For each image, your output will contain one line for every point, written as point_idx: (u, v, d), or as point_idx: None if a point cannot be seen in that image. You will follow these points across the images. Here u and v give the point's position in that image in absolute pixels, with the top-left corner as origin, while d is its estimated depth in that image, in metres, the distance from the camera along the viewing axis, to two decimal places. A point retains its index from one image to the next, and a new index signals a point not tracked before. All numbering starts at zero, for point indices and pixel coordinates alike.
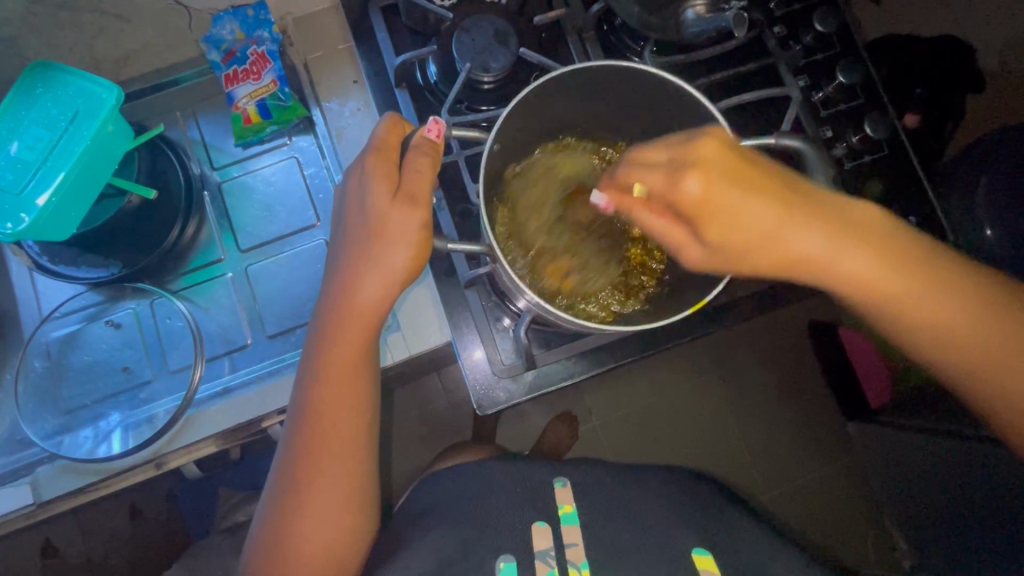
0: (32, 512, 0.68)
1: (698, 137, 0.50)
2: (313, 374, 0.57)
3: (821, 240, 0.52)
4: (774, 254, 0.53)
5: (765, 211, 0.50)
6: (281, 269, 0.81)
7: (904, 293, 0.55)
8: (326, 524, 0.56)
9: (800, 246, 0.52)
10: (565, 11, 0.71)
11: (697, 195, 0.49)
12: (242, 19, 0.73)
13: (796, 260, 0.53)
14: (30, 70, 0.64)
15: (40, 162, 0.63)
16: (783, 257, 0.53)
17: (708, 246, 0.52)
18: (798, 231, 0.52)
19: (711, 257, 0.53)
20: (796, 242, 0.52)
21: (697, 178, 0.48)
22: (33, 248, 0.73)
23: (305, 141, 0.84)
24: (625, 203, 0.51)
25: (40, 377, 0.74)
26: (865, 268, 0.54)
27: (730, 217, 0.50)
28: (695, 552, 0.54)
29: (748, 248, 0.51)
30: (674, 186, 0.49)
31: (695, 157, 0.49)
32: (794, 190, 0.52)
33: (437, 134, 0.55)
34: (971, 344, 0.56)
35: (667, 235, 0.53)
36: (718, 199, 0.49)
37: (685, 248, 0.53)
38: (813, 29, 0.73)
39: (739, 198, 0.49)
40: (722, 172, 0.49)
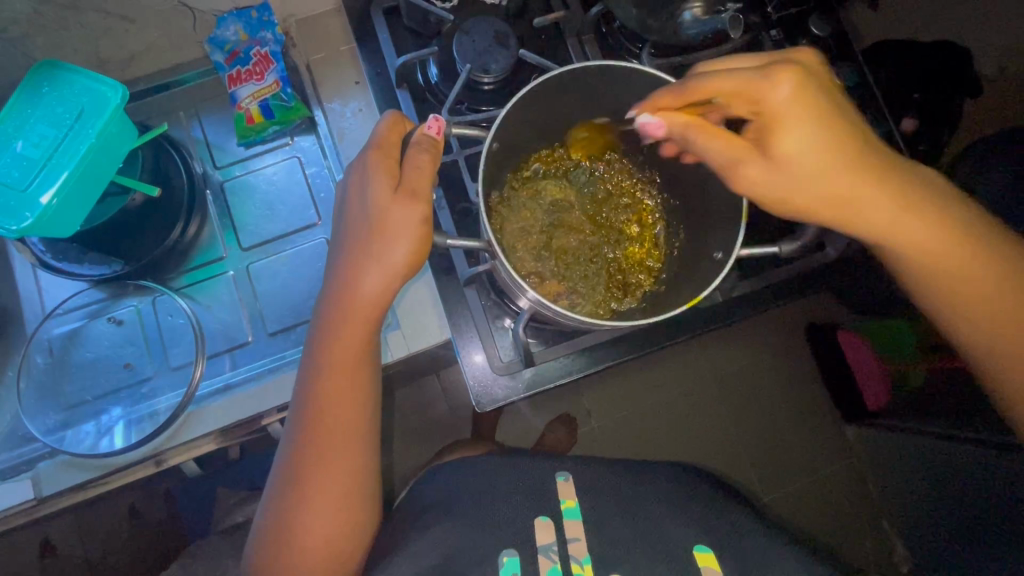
0: (33, 507, 0.68)
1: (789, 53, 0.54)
2: (315, 369, 0.58)
3: (891, 191, 0.54)
4: (846, 181, 0.52)
5: (827, 135, 0.50)
6: (282, 268, 0.81)
7: (947, 253, 0.56)
8: (326, 519, 0.57)
9: (852, 178, 0.52)
10: (564, 13, 0.72)
11: (783, 99, 0.49)
12: (246, 21, 0.74)
13: (847, 193, 0.53)
14: (36, 69, 0.65)
15: (44, 159, 0.64)
16: (834, 189, 0.52)
17: (772, 160, 0.51)
18: (869, 179, 0.53)
19: (771, 174, 0.52)
20: (852, 171, 0.52)
21: (788, 82, 0.49)
22: (37, 244, 0.74)
23: (307, 142, 0.85)
24: (682, 125, 0.52)
25: (42, 373, 0.74)
26: (916, 230, 0.55)
27: (815, 133, 0.50)
28: (695, 549, 0.55)
29: (807, 165, 0.51)
30: (757, 85, 0.49)
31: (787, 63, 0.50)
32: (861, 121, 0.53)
33: (437, 131, 0.56)
34: (980, 303, 0.57)
35: (720, 155, 0.52)
36: (802, 110, 0.49)
37: (744, 165, 0.52)
38: (808, 33, 0.74)
39: (812, 112, 0.50)
40: (823, 86, 0.51)
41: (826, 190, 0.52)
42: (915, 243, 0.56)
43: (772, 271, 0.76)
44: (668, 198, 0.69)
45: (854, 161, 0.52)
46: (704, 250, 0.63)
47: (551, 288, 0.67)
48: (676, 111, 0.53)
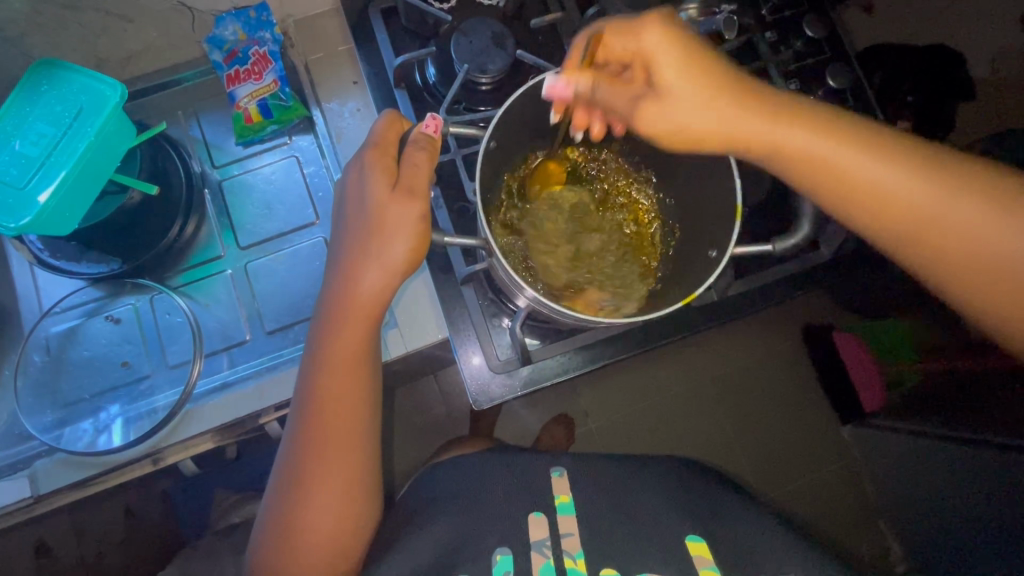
0: (30, 505, 0.68)
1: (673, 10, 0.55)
2: (315, 366, 0.58)
3: (809, 132, 0.52)
4: (733, 127, 0.53)
5: (709, 79, 0.52)
6: (279, 266, 0.82)
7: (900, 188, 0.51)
8: (327, 516, 0.57)
9: (747, 116, 0.52)
10: (561, 14, 0.73)
11: (654, 45, 0.52)
12: (244, 21, 0.75)
13: (748, 136, 0.53)
14: (35, 69, 0.65)
15: (43, 157, 0.64)
16: (757, 135, 0.53)
17: (663, 105, 0.53)
18: (779, 120, 0.52)
19: (659, 113, 0.54)
20: (740, 107, 0.52)
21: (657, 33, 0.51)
22: (35, 243, 0.75)
23: (305, 141, 0.85)
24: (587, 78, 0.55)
25: (39, 371, 0.74)
26: (852, 167, 0.52)
27: (690, 76, 0.52)
28: (688, 537, 0.56)
29: (685, 101, 0.52)
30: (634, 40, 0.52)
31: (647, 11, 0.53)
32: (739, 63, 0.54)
33: (434, 129, 0.57)
34: (944, 232, 0.51)
35: (619, 95, 0.56)
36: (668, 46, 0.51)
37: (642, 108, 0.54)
38: (802, 35, 0.76)
39: (682, 55, 0.51)
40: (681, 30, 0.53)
41: (719, 130, 0.53)
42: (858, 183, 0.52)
43: (768, 270, 0.76)
44: (664, 196, 0.70)
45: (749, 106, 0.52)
46: (700, 249, 0.64)
47: (550, 286, 0.68)
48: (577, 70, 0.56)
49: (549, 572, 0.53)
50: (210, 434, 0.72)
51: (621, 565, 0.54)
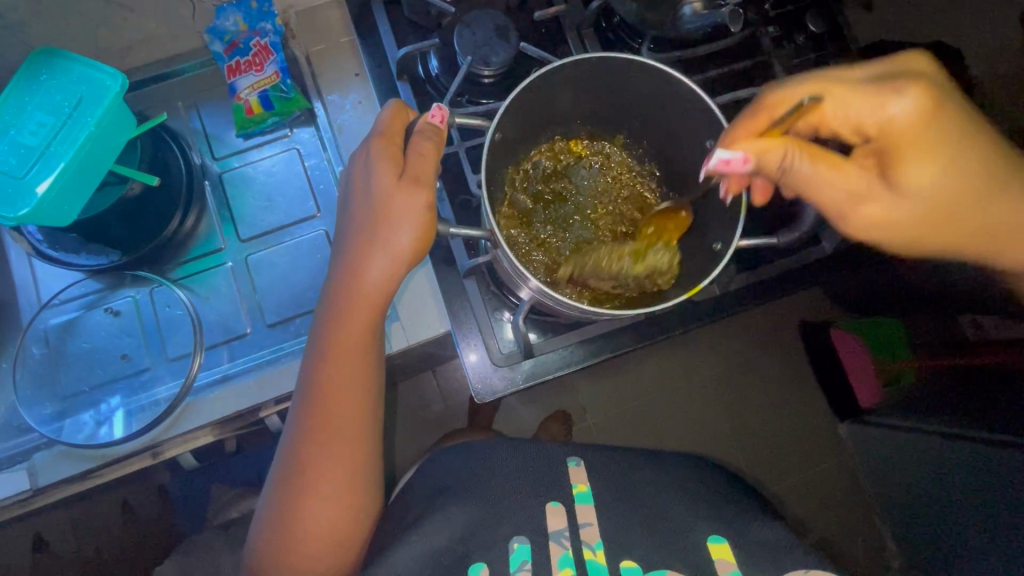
0: (29, 497, 0.68)
1: (905, 61, 0.58)
2: (319, 356, 0.58)
3: (1011, 203, 0.58)
4: (955, 198, 0.56)
5: (961, 154, 0.55)
6: (279, 259, 0.81)
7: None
8: (328, 508, 0.57)
9: (965, 195, 0.56)
10: (565, 7, 0.73)
11: (908, 117, 0.54)
12: (245, 11, 0.74)
13: (967, 214, 0.57)
14: (36, 57, 0.65)
15: (42, 147, 0.63)
16: (960, 215, 0.57)
17: (901, 192, 0.56)
18: (1000, 195, 0.57)
19: (892, 208, 0.56)
20: (958, 192, 0.56)
21: (910, 101, 0.53)
22: (34, 234, 0.73)
23: (306, 133, 0.84)
24: (788, 144, 0.53)
25: (38, 364, 0.74)
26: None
27: (932, 157, 0.55)
28: (709, 539, 0.55)
29: (911, 195, 0.56)
30: (884, 109, 0.54)
31: (897, 85, 0.54)
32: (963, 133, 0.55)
33: (440, 119, 0.57)
34: None
35: (838, 187, 0.55)
36: (911, 140, 0.54)
37: (864, 204, 0.56)
38: (805, 30, 0.75)
39: (933, 135, 0.54)
40: (925, 112, 0.54)
41: (932, 212, 0.56)
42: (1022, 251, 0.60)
43: (771, 264, 0.76)
44: (668, 189, 0.72)
45: (976, 180, 0.56)
46: (704, 242, 0.64)
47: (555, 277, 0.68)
48: (757, 138, 0.53)
49: (568, 562, 0.54)
50: (211, 427, 0.72)
51: (641, 558, 0.54)
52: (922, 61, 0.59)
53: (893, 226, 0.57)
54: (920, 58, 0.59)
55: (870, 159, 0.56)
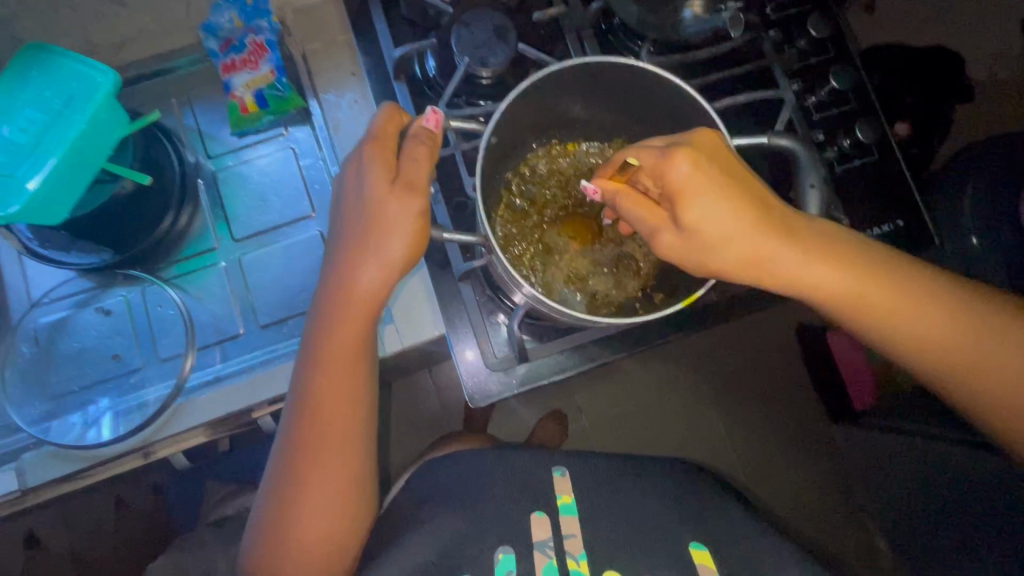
0: (18, 498, 0.67)
1: (690, 133, 0.55)
2: (312, 362, 0.57)
3: (787, 245, 0.55)
4: (751, 234, 0.54)
5: (737, 205, 0.53)
6: (273, 260, 0.80)
7: (857, 291, 0.57)
8: (320, 514, 0.56)
9: (765, 242, 0.55)
10: (564, 9, 0.72)
11: (683, 177, 0.52)
12: (241, 8, 0.74)
13: (764, 262, 0.56)
14: (24, 53, 0.64)
15: (32, 144, 0.62)
16: (742, 251, 0.55)
17: (682, 232, 0.55)
18: (775, 237, 0.55)
19: (681, 243, 0.55)
20: (771, 246, 0.55)
21: (687, 161, 0.52)
22: (23, 232, 0.72)
23: (302, 132, 0.83)
24: (612, 188, 0.56)
25: (28, 363, 0.73)
26: (825, 274, 0.57)
27: (706, 202, 0.53)
28: (690, 545, 0.56)
29: (712, 243, 0.54)
30: (665, 164, 0.52)
31: (687, 143, 0.53)
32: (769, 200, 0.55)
33: (435, 123, 0.56)
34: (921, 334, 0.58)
35: (642, 222, 0.56)
36: (695, 185, 0.52)
37: (658, 236, 0.56)
38: (807, 34, 0.74)
39: (713, 188, 0.52)
40: (710, 162, 0.53)
41: (735, 257, 0.55)
42: (828, 289, 0.57)
43: None
44: None
45: (760, 226, 0.54)
46: None
47: (555, 285, 0.67)
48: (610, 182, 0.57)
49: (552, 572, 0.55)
50: (202, 428, 0.71)
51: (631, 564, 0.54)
52: (710, 131, 0.55)
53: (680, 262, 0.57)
54: (705, 129, 0.55)
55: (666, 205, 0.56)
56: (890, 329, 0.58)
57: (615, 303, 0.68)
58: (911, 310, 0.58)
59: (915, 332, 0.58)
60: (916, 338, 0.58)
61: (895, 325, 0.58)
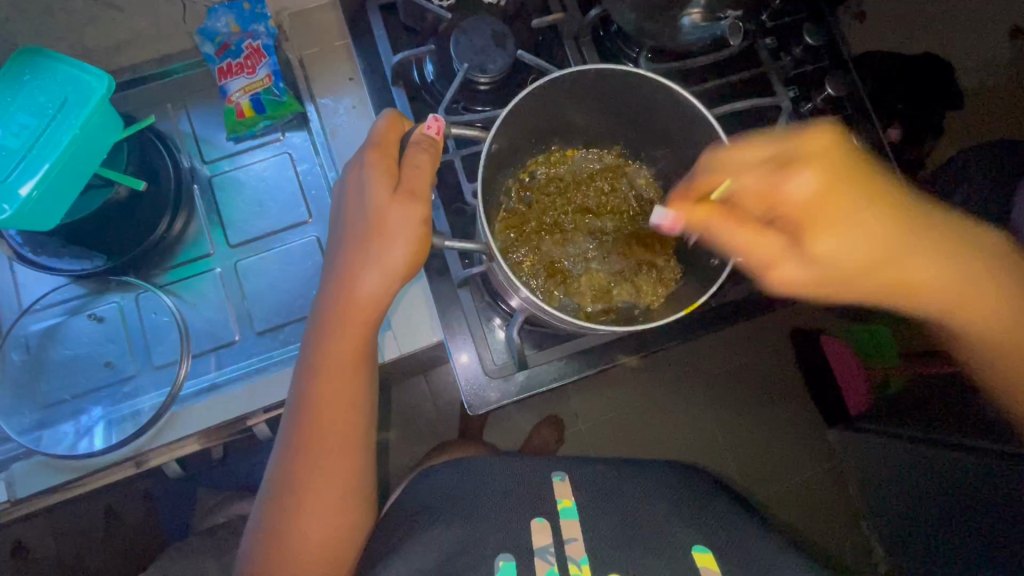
0: (7, 509, 0.66)
1: (799, 142, 0.53)
2: (310, 370, 0.57)
3: (906, 249, 0.57)
4: (867, 243, 0.55)
5: (858, 214, 0.54)
6: (269, 265, 0.80)
7: (946, 294, 0.60)
8: (318, 523, 0.56)
9: (890, 253, 0.56)
10: (562, 15, 0.72)
11: (806, 193, 0.52)
12: (238, 13, 0.73)
13: (881, 271, 0.57)
14: (16, 57, 0.63)
15: (25, 149, 0.62)
16: (862, 272, 0.56)
17: (807, 262, 0.55)
18: (887, 241, 0.56)
19: (802, 274, 0.55)
20: (887, 253, 0.56)
21: (810, 174, 0.52)
22: (14, 238, 0.71)
23: (299, 137, 0.83)
24: (703, 215, 0.53)
25: (18, 371, 0.72)
26: (938, 280, 0.59)
27: (842, 229, 0.54)
28: (695, 549, 0.55)
29: (835, 261, 0.55)
30: (778, 184, 0.52)
31: (804, 151, 0.53)
32: (878, 201, 0.56)
33: (436, 131, 0.56)
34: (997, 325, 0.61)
35: (760, 255, 0.54)
36: (827, 200, 0.53)
37: (775, 267, 0.55)
38: (803, 42, 0.75)
39: (844, 206, 0.53)
40: (834, 173, 0.53)
41: (867, 267, 0.56)
42: (933, 291, 0.59)
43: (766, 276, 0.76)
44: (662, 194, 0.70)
45: (877, 230, 0.55)
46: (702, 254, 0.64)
47: (556, 291, 0.67)
48: (693, 206, 0.53)
49: None
50: (197, 436, 0.70)
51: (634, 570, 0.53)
52: (822, 134, 0.54)
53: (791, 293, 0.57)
54: (820, 132, 0.54)
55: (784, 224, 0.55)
56: (981, 331, 0.62)
57: (618, 308, 0.67)
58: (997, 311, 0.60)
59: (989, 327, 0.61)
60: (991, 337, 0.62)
61: (977, 325, 0.61)
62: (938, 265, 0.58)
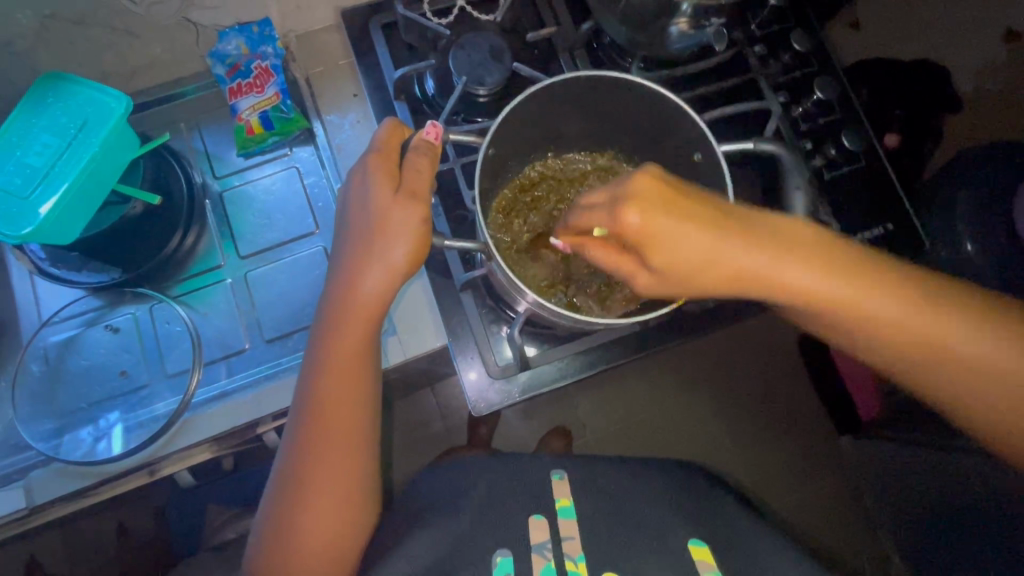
0: (24, 516, 0.68)
1: (629, 178, 0.50)
2: (316, 371, 0.58)
3: (777, 265, 0.52)
4: (724, 253, 0.51)
5: (699, 235, 0.50)
6: (278, 275, 0.82)
7: (834, 296, 0.54)
8: (322, 524, 0.57)
9: (760, 267, 0.52)
10: (556, 29, 0.76)
11: (637, 226, 0.49)
12: (248, 35, 0.77)
13: (745, 291, 0.54)
14: (41, 81, 0.67)
15: (47, 167, 0.65)
16: (725, 274, 0.53)
17: (657, 274, 0.53)
18: (746, 252, 0.52)
19: (658, 282, 0.53)
20: (754, 264, 0.52)
21: (636, 212, 0.49)
22: (36, 253, 0.75)
23: (306, 152, 0.86)
24: (578, 241, 0.55)
25: (37, 381, 0.74)
26: (826, 287, 0.53)
27: (675, 249, 0.50)
28: (689, 543, 0.56)
29: (690, 271, 0.51)
30: (615, 221, 0.50)
31: (630, 191, 0.49)
32: (726, 215, 0.52)
33: (435, 136, 0.59)
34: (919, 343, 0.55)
35: (614, 264, 0.55)
36: (655, 230, 0.49)
37: (635, 275, 0.55)
38: (791, 48, 0.77)
39: (676, 225, 0.50)
40: (655, 205, 0.49)
41: (732, 285, 0.54)
42: (839, 308, 0.54)
43: None
44: None
45: (728, 240, 0.51)
46: None
47: (561, 291, 0.69)
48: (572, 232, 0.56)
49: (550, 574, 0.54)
50: (208, 443, 0.72)
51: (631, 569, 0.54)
52: (650, 170, 0.50)
53: (660, 294, 0.56)
54: (646, 170, 0.50)
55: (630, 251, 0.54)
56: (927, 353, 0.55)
57: (620, 306, 0.69)
58: (892, 310, 0.54)
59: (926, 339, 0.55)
60: (918, 348, 0.55)
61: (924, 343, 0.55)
62: (836, 282, 0.53)
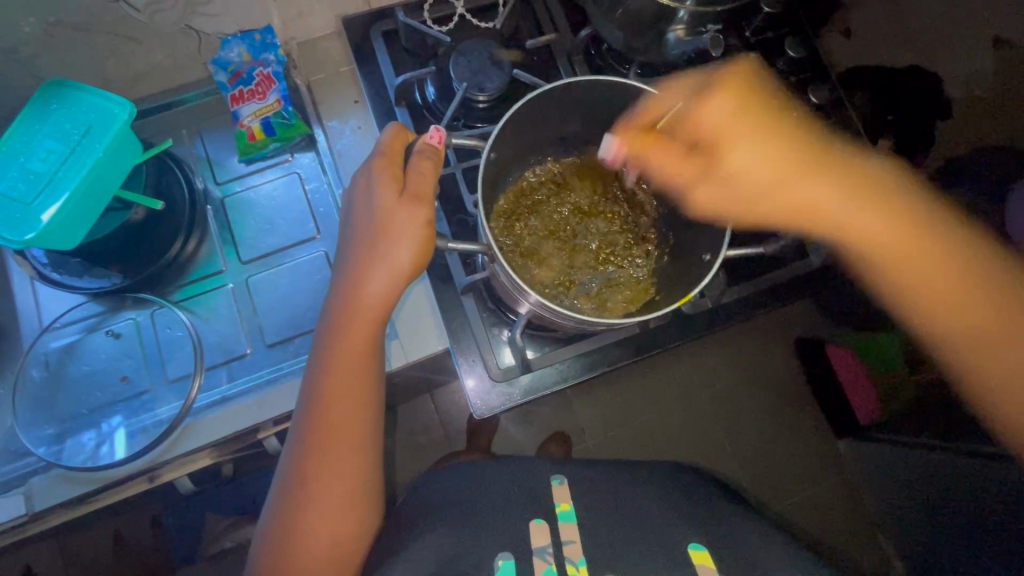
0: (23, 524, 0.68)
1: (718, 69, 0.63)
2: (318, 375, 0.59)
3: (821, 179, 0.63)
4: (781, 144, 0.62)
5: (769, 141, 0.62)
6: (279, 280, 0.83)
7: (878, 231, 0.62)
8: (325, 529, 0.57)
9: (812, 187, 0.62)
10: (555, 36, 0.77)
11: (716, 108, 0.61)
12: (249, 43, 0.77)
13: (788, 209, 0.63)
14: (44, 88, 0.67)
15: (51, 173, 0.65)
16: (792, 196, 0.63)
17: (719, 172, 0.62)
18: (803, 172, 0.62)
19: (721, 188, 0.62)
20: (803, 184, 0.62)
21: (717, 93, 0.61)
22: (38, 258, 0.75)
23: (306, 158, 0.87)
24: (638, 144, 0.60)
25: (37, 387, 0.74)
26: (862, 214, 0.62)
27: (746, 136, 0.61)
28: (690, 547, 0.56)
29: (749, 169, 0.61)
30: (698, 101, 0.61)
31: (717, 78, 0.62)
32: (813, 146, 0.64)
33: (438, 140, 0.60)
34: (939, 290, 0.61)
35: (671, 167, 0.61)
36: (731, 125, 0.61)
37: (696, 185, 0.62)
38: (786, 54, 0.79)
39: (749, 122, 0.61)
40: (740, 100, 0.62)
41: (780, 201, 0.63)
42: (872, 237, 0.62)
43: (758, 279, 0.79)
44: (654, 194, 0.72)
45: (795, 154, 0.62)
46: (692, 254, 0.67)
47: (561, 294, 0.70)
48: (636, 134, 0.61)
49: None
50: (208, 449, 0.72)
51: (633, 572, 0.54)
52: (743, 67, 0.64)
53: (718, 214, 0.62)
54: (736, 64, 0.64)
55: (699, 150, 0.62)
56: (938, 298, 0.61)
57: (619, 307, 0.70)
58: (925, 251, 0.61)
59: (943, 289, 0.61)
60: (937, 295, 0.61)
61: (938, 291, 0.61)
62: (874, 212, 0.62)
